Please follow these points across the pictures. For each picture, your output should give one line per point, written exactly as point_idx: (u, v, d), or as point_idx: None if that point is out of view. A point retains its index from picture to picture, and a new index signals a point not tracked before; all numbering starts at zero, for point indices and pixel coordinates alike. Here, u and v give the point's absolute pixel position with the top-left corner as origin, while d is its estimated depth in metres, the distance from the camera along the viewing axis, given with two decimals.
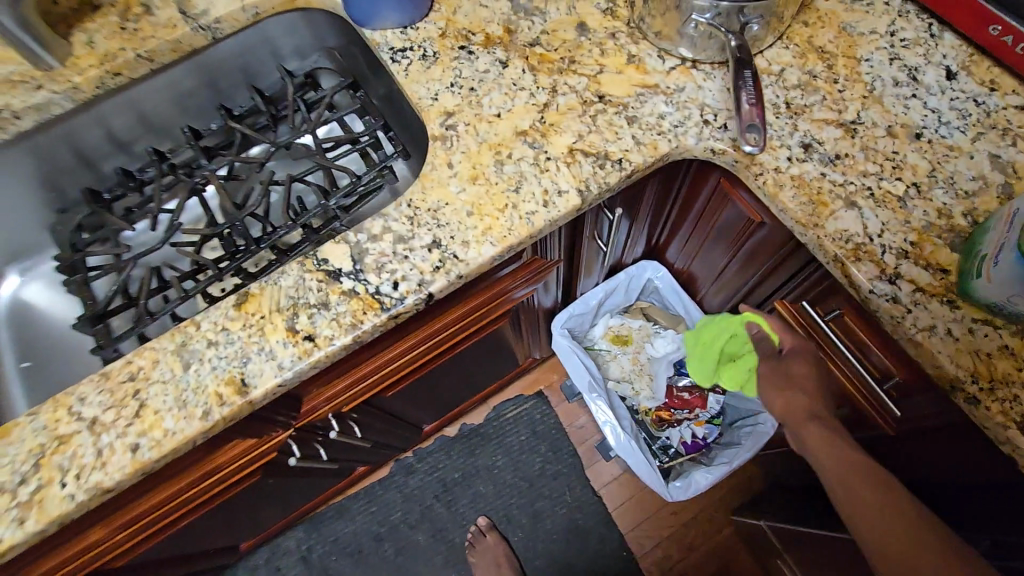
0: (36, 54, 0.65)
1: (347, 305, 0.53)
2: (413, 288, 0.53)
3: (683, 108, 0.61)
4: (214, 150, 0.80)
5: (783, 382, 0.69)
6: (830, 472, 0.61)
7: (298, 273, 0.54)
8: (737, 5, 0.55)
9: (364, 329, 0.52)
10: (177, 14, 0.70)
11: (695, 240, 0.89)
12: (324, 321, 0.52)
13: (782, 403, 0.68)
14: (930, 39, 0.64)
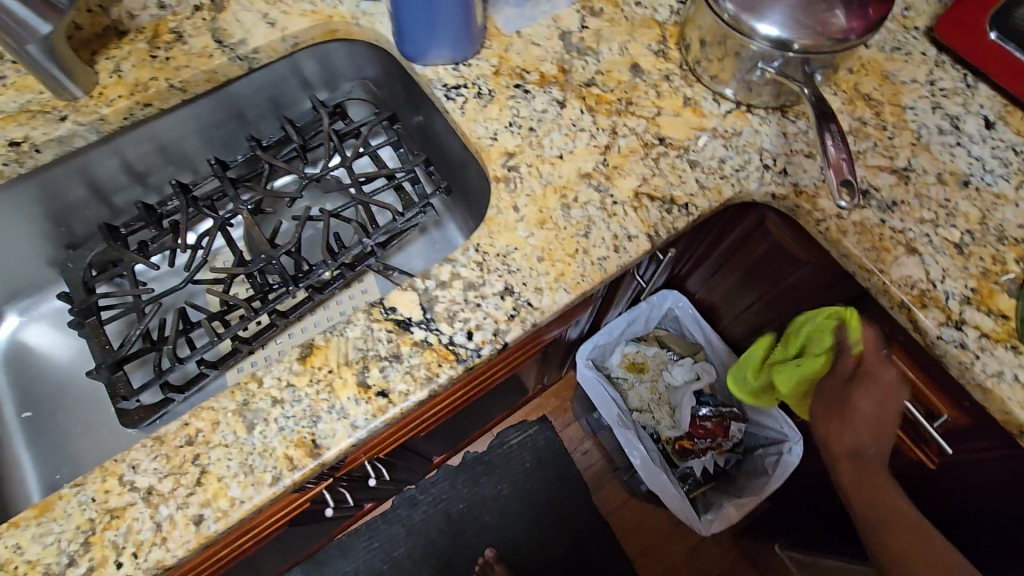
0: (63, 85, 0.61)
1: (421, 357, 0.50)
2: (488, 338, 0.51)
3: (743, 153, 0.62)
4: (241, 180, 0.75)
5: (834, 413, 0.59)
6: (867, 521, 0.59)
7: (365, 322, 0.51)
8: (804, 55, 0.57)
9: (440, 383, 0.49)
10: (212, 43, 0.66)
11: (721, 275, 0.89)
12: (397, 375, 0.49)
13: (829, 437, 0.59)
14: (966, 89, 0.67)
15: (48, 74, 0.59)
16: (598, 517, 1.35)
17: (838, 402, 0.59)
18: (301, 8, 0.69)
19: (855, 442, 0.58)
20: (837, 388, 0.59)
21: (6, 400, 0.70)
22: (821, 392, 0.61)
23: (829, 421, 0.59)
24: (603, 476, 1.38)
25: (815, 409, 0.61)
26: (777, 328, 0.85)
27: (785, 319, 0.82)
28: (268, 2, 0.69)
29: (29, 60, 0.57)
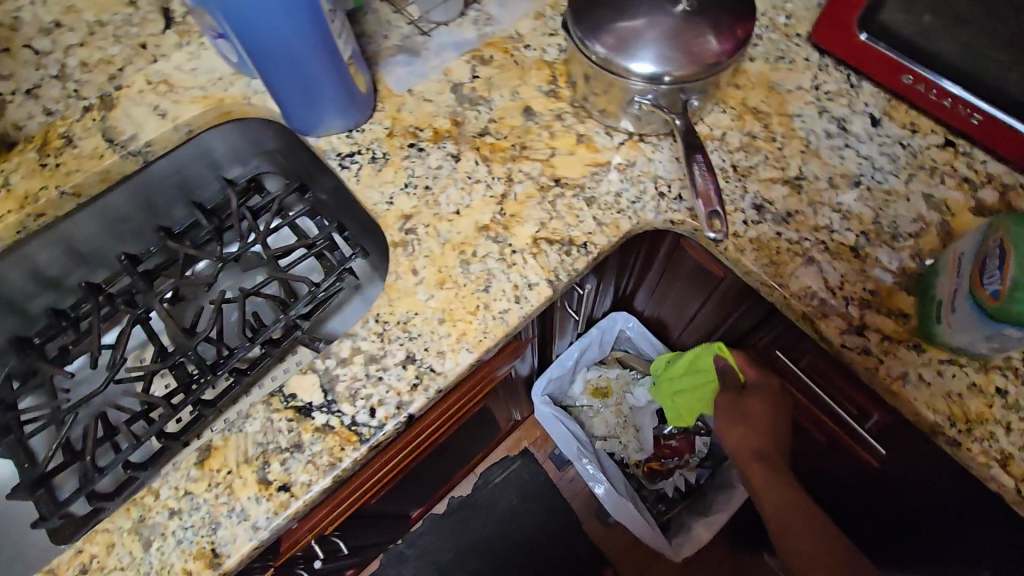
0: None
1: (323, 443, 0.50)
2: (392, 412, 0.51)
3: (637, 183, 0.63)
4: (155, 272, 0.75)
5: (735, 421, 0.66)
6: (777, 524, 0.61)
7: (264, 415, 0.51)
8: (676, 85, 0.58)
9: (344, 467, 0.49)
10: (103, 143, 0.66)
11: (662, 290, 0.88)
12: (299, 467, 0.49)
13: (735, 444, 0.65)
14: (851, 89, 0.68)
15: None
16: (587, 543, 1.33)
17: (735, 408, 0.67)
18: (191, 95, 0.69)
19: (760, 454, 0.64)
20: (730, 397, 0.68)
21: None
22: (718, 402, 0.69)
23: (730, 426, 0.66)
24: (589, 501, 1.37)
25: (718, 419, 0.68)
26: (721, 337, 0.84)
27: (726, 328, 0.81)
28: (158, 93, 0.69)
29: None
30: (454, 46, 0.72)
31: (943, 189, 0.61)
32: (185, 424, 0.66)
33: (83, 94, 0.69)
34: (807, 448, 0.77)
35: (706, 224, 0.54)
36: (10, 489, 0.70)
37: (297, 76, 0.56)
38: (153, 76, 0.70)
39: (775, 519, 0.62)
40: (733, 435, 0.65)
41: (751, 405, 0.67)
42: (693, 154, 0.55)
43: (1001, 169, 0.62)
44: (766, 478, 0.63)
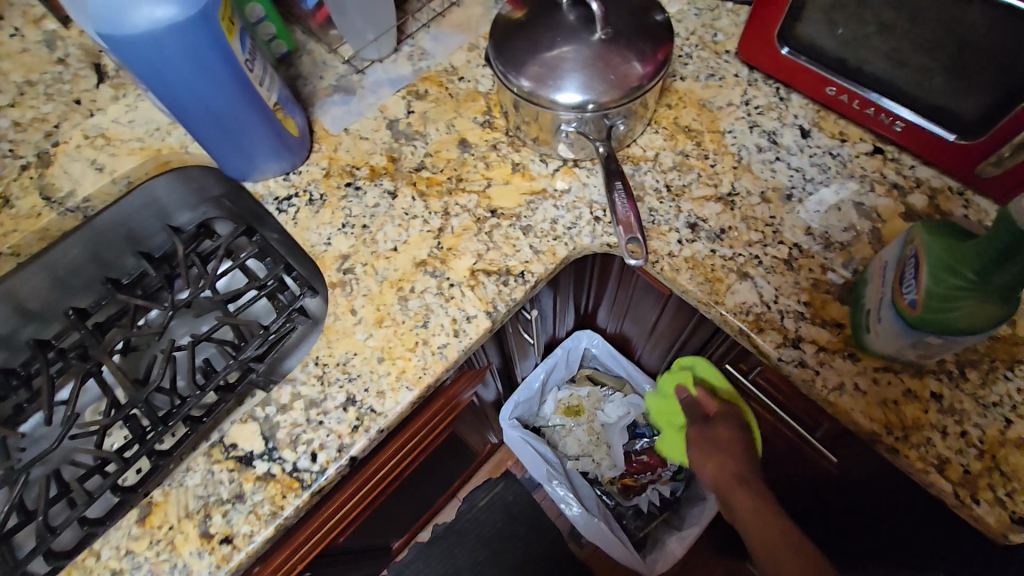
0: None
1: (264, 492, 0.49)
2: (333, 455, 0.51)
3: (573, 209, 0.63)
4: (106, 325, 0.74)
5: (706, 455, 0.62)
6: (763, 555, 0.53)
7: (205, 467, 0.50)
8: (600, 112, 0.58)
9: (286, 515, 0.48)
10: (41, 201, 0.66)
11: (620, 307, 0.87)
12: (240, 517, 0.48)
13: (715, 478, 0.60)
14: (781, 103, 0.69)
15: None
16: (576, 562, 1.31)
17: (704, 448, 0.63)
18: (130, 147, 0.70)
19: (735, 481, 0.58)
20: (701, 428, 0.65)
21: None
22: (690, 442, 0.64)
23: (708, 465, 0.61)
24: None
25: (692, 456, 0.64)
26: (682, 351, 0.82)
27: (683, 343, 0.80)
28: (96, 148, 0.70)
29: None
30: (390, 83, 0.73)
31: (873, 196, 0.62)
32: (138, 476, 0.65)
33: (21, 153, 0.69)
34: (774, 458, 0.77)
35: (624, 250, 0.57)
36: None
37: (223, 125, 0.57)
38: (91, 131, 0.70)
39: (759, 542, 0.54)
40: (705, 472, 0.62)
41: (721, 435, 0.63)
42: (612, 181, 0.58)
43: (930, 172, 0.64)
44: (749, 501, 0.56)
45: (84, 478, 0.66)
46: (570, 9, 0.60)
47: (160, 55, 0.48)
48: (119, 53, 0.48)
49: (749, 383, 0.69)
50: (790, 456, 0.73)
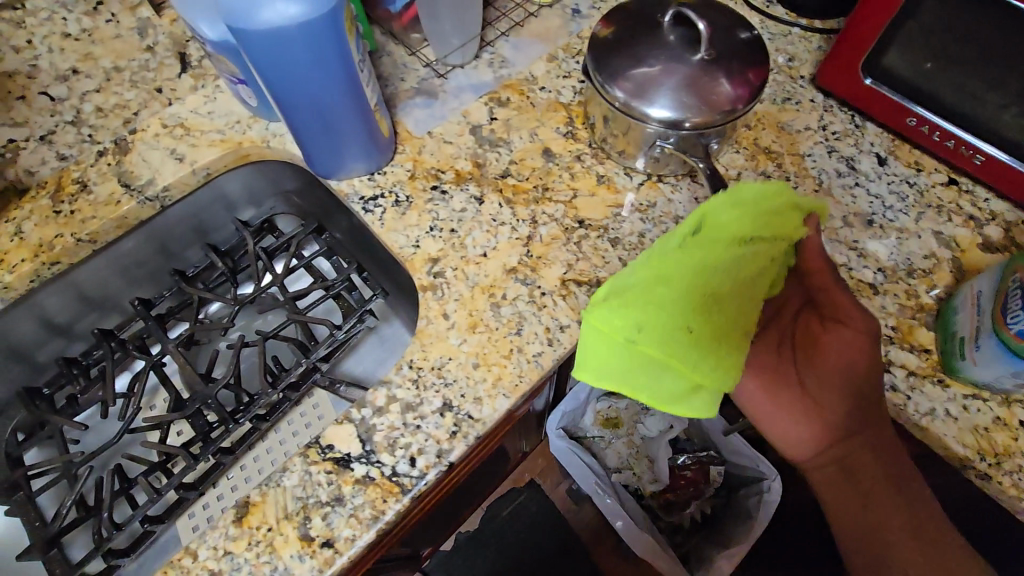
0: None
1: (363, 495, 0.49)
2: (432, 461, 0.50)
3: (660, 224, 0.64)
4: (169, 316, 0.73)
5: (868, 392, 0.50)
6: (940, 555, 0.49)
7: (302, 467, 0.50)
8: (698, 130, 0.59)
9: (387, 520, 0.48)
10: (119, 187, 0.66)
11: None
12: (342, 521, 0.48)
13: (853, 424, 0.50)
14: (856, 130, 0.70)
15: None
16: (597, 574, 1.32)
17: (861, 373, 0.49)
18: (209, 138, 0.69)
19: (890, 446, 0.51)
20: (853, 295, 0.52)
21: None
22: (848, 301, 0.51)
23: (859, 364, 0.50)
24: (598, 531, 1.35)
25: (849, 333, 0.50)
26: None
27: None
28: (175, 137, 0.69)
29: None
30: (472, 88, 0.74)
31: (951, 226, 0.64)
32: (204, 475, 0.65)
33: (99, 139, 0.68)
34: None
35: None
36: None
37: (325, 122, 0.56)
38: (169, 120, 0.70)
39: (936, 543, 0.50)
40: (831, 395, 0.50)
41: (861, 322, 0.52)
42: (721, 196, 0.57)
43: (1003, 206, 0.65)
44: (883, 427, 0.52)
45: (147, 474, 0.65)
46: (671, 28, 0.60)
47: (284, 50, 0.48)
48: (246, 47, 0.48)
49: None
50: None
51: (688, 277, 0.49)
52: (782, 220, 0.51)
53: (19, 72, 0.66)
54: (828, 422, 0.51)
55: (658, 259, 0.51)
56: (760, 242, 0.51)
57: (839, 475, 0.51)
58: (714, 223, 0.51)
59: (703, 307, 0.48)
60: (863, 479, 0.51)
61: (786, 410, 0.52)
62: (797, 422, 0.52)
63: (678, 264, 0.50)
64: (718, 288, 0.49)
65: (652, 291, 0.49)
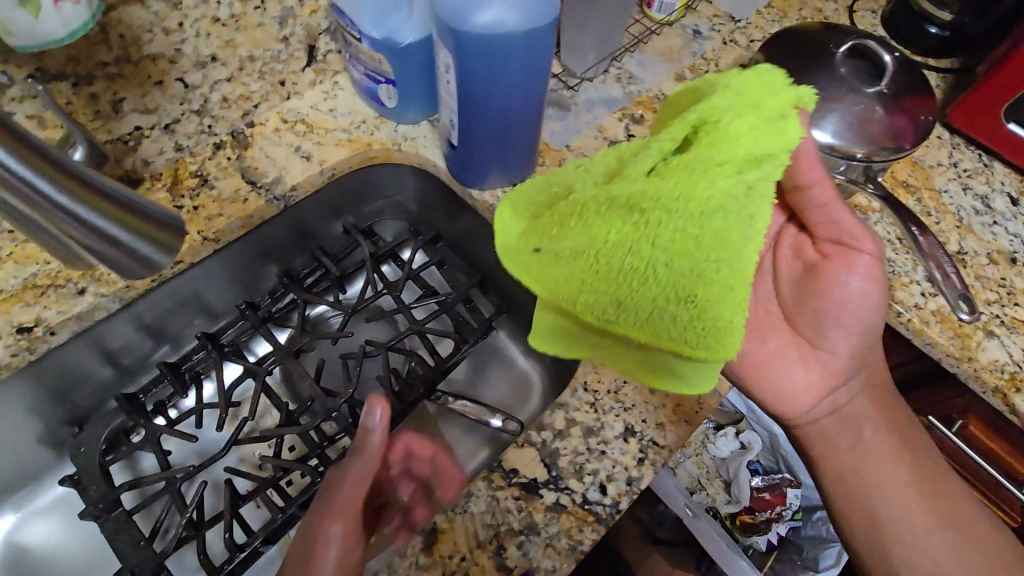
0: (130, 205, 0.35)
1: (558, 524, 0.49)
2: (624, 489, 0.51)
3: None
4: (276, 320, 0.68)
5: (869, 331, 0.51)
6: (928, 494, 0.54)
7: (487, 493, 0.50)
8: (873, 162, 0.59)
9: (584, 549, 0.49)
10: (244, 183, 0.61)
11: None
12: (539, 551, 0.48)
13: (852, 368, 0.54)
14: (985, 168, 0.71)
15: (103, 253, 0.35)
16: None
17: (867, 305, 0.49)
18: (336, 137, 0.65)
19: (879, 391, 0.57)
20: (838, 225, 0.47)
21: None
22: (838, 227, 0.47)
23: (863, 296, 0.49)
24: None
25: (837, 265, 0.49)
26: None
27: None
28: (298, 134, 0.64)
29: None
30: (604, 103, 0.71)
31: None
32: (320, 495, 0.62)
33: (216, 130, 0.62)
34: None
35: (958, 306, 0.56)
36: (80, 525, 0.64)
37: (505, 128, 0.54)
38: (289, 115, 0.65)
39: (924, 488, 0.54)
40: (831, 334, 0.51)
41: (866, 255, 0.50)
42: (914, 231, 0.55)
43: None
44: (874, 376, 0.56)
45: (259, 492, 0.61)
46: (844, 60, 0.60)
47: (505, 50, 0.46)
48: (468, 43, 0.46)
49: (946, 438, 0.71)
50: None
51: (656, 238, 0.34)
52: (787, 123, 0.34)
53: (162, 55, 0.53)
54: (826, 374, 0.53)
55: (612, 201, 0.35)
56: (756, 167, 0.34)
57: (833, 428, 0.55)
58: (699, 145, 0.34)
59: (680, 277, 0.34)
60: (861, 427, 0.55)
61: (785, 368, 0.54)
62: (797, 378, 0.54)
63: (648, 209, 0.33)
64: (698, 247, 0.33)
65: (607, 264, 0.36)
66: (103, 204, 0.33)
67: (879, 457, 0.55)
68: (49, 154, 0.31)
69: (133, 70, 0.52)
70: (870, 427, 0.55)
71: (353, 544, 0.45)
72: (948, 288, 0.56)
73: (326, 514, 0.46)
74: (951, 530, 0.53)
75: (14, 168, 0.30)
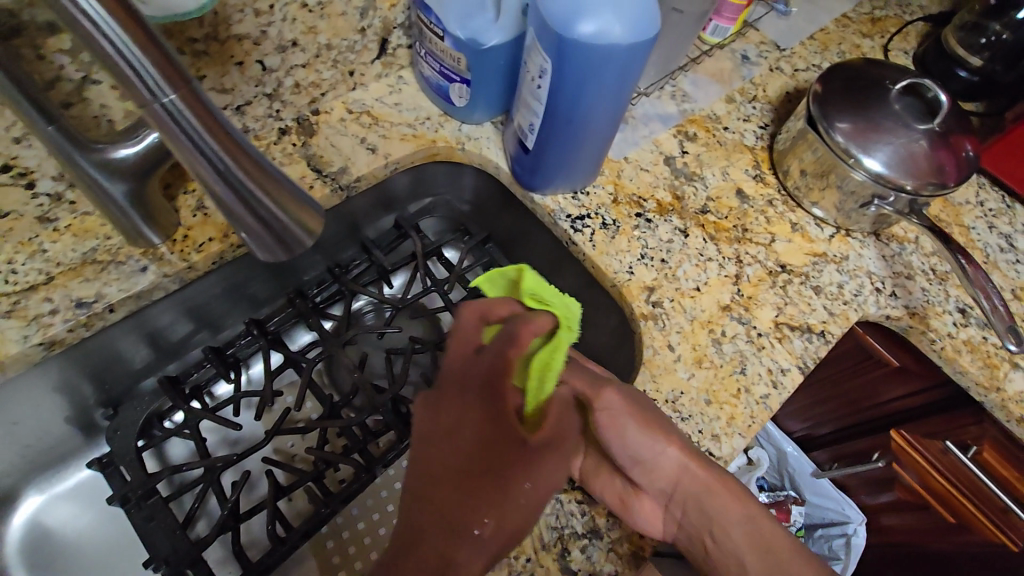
0: (284, 187, 0.37)
1: (619, 530, 0.49)
2: None
3: (856, 277, 0.66)
4: (324, 307, 0.66)
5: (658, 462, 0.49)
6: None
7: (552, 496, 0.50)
8: (937, 192, 0.59)
9: (646, 556, 0.49)
10: (310, 171, 0.60)
11: (814, 395, 0.96)
12: (601, 555, 0.48)
13: (666, 485, 0.50)
14: (1009, 209, 0.75)
15: (249, 227, 0.37)
16: None
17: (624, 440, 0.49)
18: (400, 132, 0.65)
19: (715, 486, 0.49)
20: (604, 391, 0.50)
21: (48, 561, 0.58)
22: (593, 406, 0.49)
23: (634, 435, 0.48)
24: None
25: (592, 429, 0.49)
26: (878, 428, 0.89)
27: (885, 425, 0.88)
28: (363, 125, 0.64)
29: (115, 69, 0.29)
30: (660, 118, 0.73)
31: None
32: (354, 490, 0.58)
33: (283, 115, 0.62)
34: (933, 525, 0.89)
35: (1006, 337, 0.56)
36: (109, 508, 0.60)
37: (584, 135, 0.55)
38: (354, 105, 0.65)
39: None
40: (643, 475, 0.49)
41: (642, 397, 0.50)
42: (961, 261, 0.57)
43: None
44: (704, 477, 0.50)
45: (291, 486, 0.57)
46: (898, 96, 0.63)
47: (604, 59, 0.46)
48: (571, 49, 0.46)
49: (966, 463, 0.77)
50: (954, 522, 0.86)
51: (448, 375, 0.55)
52: None
53: (248, 36, 0.53)
54: (653, 498, 0.50)
55: None
56: None
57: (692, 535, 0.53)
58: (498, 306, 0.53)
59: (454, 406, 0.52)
60: (702, 540, 0.51)
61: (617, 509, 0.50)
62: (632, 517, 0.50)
63: None
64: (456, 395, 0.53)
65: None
66: (261, 182, 0.35)
67: (729, 560, 0.50)
68: (224, 125, 0.33)
69: (218, 48, 0.52)
70: (715, 532, 0.50)
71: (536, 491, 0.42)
72: (995, 318, 0.56)
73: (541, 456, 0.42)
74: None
75: (194, 137, 0.32)
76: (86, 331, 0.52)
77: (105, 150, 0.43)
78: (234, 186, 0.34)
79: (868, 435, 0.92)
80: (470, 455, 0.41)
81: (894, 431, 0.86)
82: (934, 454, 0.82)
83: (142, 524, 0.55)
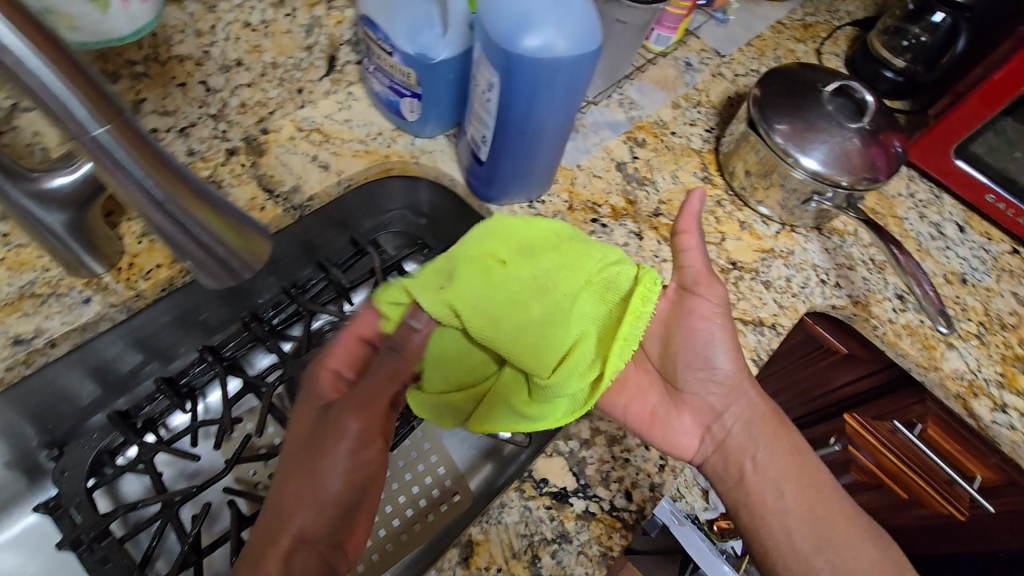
0: (221, 209, 0.37)
1: (589, 531, 0.50)
2: (648, 494, 0.53)
3: (802, 270, 0.69)
4: (283, 328, 0.65)
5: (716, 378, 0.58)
6: (818, 510, 0.56)
7: (521, 503, 0.50)
8: (871, 186, 0.63)
9: (614, 555, 0.49)
10: (260, 190, 0.58)
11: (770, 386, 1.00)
12: (572, 558, 0.48)
13: (720, 403, 0.59)
14: (937, 200, 0.80)
15: (191, 253, 0.37)
16: None
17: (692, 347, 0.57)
18: (353, 148, 0.64)
19: (755, 419, 0.58)
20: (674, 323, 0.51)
21: None
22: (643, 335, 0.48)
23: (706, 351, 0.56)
24: None
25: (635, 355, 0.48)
26: (832, 414, 0.93)
27: (838, 410, 0.92)
28: (313, 143, 0.63)
29: (44, 103, 0.28)
30: (610, 126, 0.75)
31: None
32: None
33: (230, 135, 0.60)
34: (892, 501, 0.94)
35: (937, 320, 0.60)
36: (55, 554, 0.57)
37: (534, 146, 0.56)
38: (303, 123, 0.63)
39: (810, 501, 0.56)
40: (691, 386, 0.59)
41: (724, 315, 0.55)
42: (893, 250, 0.61)
43: None
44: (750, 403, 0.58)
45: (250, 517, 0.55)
46: (830, 97, 0.66)
47: (551, 72, 0.48)
48: (518, 62, 0.47)
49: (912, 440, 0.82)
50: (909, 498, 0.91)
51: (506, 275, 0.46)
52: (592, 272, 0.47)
53: (189, 56, 0.56)
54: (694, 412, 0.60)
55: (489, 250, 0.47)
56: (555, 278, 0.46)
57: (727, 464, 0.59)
58: (562, 233, 0.49)
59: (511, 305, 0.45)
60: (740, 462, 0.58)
61: (666, 413, 0.59)
62: (676, 422, 0.59)
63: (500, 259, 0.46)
64: (512, 297, 0.45)
65: (497, 297, 0.45)
66: (198, 205, 0.36)
67: (760, 488, 0.57)
68: (164, 158, 0.33)
69: None
70: (756, 455, 0.58)
71: (364, 442, 0.46)
72: (927, 302, 0.60)
73: (350, 405, 0.46)
74: (826, 548, 0.55)
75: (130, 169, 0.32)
76: (27, 369, 0.50)
77: (39, 179, 0.42)
78: (174, 215, 0.34)
79: (823, 420, 0.95)
80: (301, 435, 0.48)
81: (847, 414, 0.90)
82: (884, 435, 0.87)
83: (96, 568, 0.52)
